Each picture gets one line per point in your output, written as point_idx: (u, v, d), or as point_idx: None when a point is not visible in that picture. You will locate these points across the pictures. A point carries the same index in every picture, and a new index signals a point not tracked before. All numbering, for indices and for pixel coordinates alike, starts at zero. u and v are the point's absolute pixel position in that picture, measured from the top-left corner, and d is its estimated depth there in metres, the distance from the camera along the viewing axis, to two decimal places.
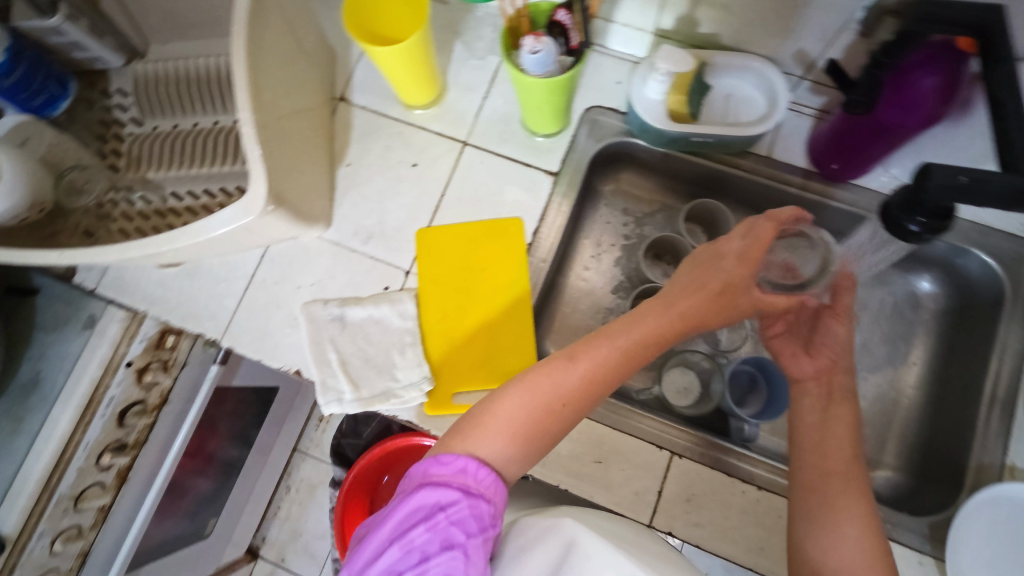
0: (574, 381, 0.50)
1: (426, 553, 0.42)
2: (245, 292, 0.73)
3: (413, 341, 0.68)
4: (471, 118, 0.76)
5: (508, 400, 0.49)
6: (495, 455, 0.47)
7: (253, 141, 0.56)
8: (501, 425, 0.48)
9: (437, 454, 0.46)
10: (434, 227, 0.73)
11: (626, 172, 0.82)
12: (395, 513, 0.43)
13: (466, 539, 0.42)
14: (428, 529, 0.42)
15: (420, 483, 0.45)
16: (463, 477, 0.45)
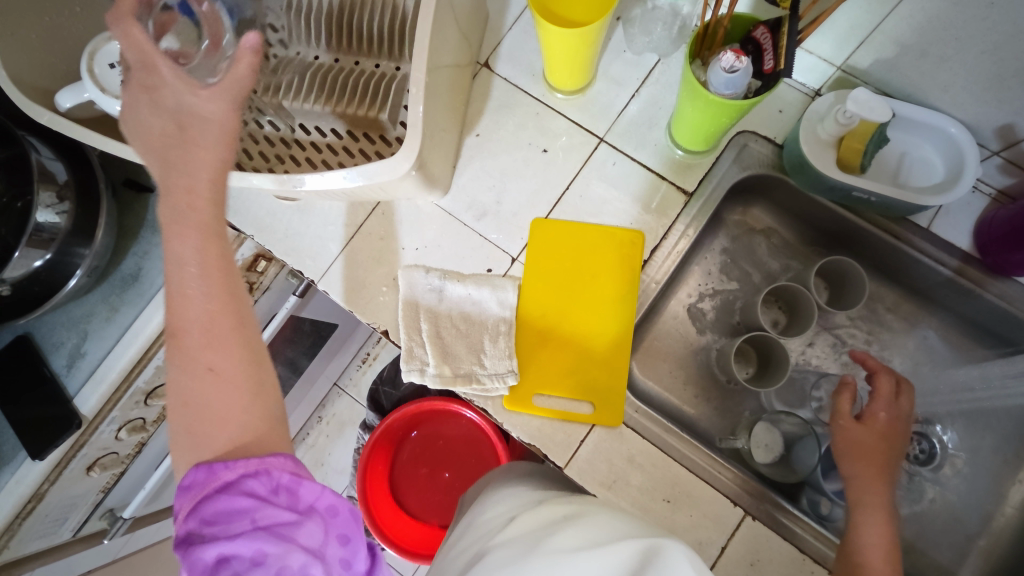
0: (197, 292, 0.45)
1: (214, 538, 0.40)
2: (350, 240, 0.72)
3: (508, 331, 0.67)
4: (614, 114, 0.72)
5: (179, 363, 0.44)
6: (224, 425, 0.44)
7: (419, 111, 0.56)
8: (196, 406, 0.44)
9: (177, 483, 0.43)
10: (551, 220, 0.70)
11: (757, 206, 0.76)
12: (197, 537, 0.40)
13: (263, 517, 0.41)
14: (213, 537, 0.40)
15: (183, 505, 0.42)
16: (251, 466, 0.42)
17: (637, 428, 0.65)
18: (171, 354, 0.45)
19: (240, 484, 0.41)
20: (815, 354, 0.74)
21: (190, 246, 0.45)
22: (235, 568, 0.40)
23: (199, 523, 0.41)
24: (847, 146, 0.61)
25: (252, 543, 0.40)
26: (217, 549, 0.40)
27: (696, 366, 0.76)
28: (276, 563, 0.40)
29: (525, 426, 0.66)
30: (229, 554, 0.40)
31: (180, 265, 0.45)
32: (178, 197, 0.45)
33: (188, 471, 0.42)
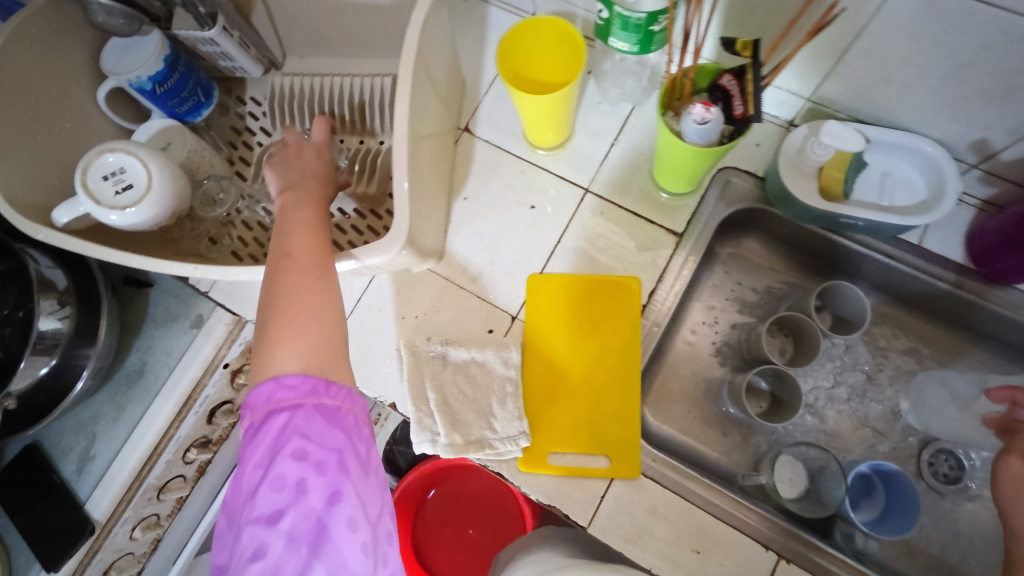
0: (312, 242, 0.55)
1: (304, 459, 0.44)
2: (350, 315, 0.72)
3: (515, 392, 0.66)
4: (597, 164, 0.74)
5: (293, 277, 0.52)
6: (317, 340, 0.50)
7: (406, 203, 0.56)
8: (299, 315, 0.50)
9: (275, 378, 0.47)
10: (546, 275, 0.71)
11: (749, 238, 0.77)
12: (289, 450, 0.45)
13: (347, 459, 0.46)
14: (303, 457, 0.44)
15: (282, 407, 0.46)
16: (347, 406, 0.48)
17: (657, 477, 0.64)
18: (283, 271, 0.52)
19: (335, 420, 0.47)
20: (827, 379, 0.73)
21: (311, 215, 0.57)
22: (311, 501, 0.44)
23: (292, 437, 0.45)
24: (829, 176, 0.61)
25: (332, 479, 0.45)
26: (302, 470, 0.44)
27: (708, 403, 0.75)
28: (349, 508, 0.45)
29: (542, 487, 0.64)
30: (311, 484, 0.44)
31: (300, 223, 0.56)
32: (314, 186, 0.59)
33: (292, 373, 0.47)
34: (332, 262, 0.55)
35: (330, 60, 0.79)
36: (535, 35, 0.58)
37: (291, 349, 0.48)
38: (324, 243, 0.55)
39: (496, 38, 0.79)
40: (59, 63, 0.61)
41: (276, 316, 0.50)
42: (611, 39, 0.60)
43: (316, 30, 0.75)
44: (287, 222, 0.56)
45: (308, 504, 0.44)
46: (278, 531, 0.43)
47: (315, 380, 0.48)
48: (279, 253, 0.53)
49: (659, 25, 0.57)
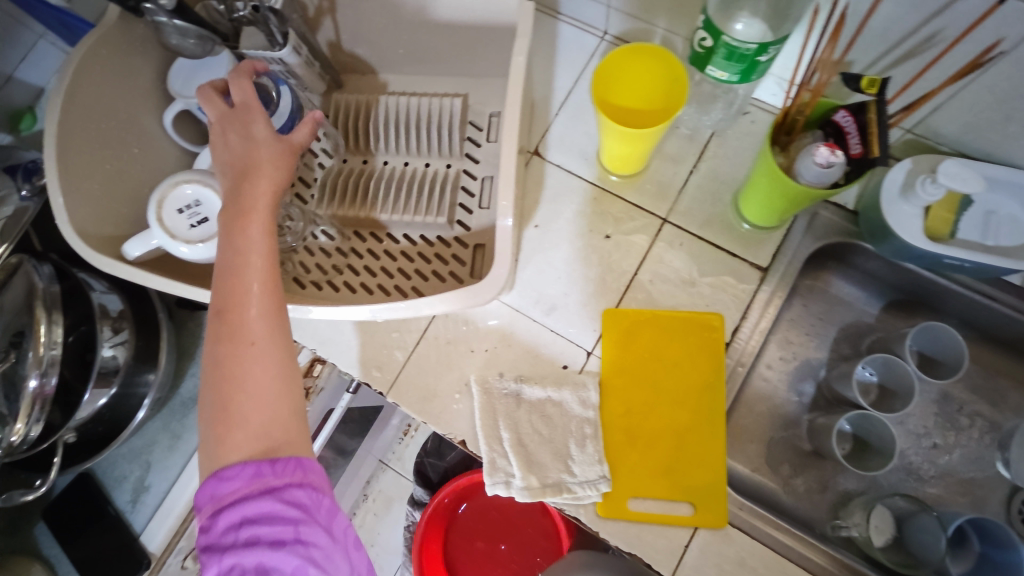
0: (259, 290, 0.48)
1: (259, 548, 0.42)
2: (417, 346, 0.69)
3: (594, 434, 0.63)
4: (675, 192, 0.71)
5: (233, 346, 0.47)
6: (264, 420, 0.46)
7: (509, 245, 0.54)
8: (241, 393, 0.46)
9: (218, 473, 0.45)
10: (623, 310, 0.68)
11: (829, 271, 0.74)
12: (238, 542, 0.43)
13: (304, 534, 0.44)
14: (256, 545, 0.43)
15: (226, 502, 0.44)
16: (297, 479, 0.45)
17: (744, 526, 0.61)
18: (224, 338, 0.47)
19: (287, 495, 0.44)
20: (915, 422, 0.70)
21: (255, 251, 0.49)
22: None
23: (239, 527, 0.43)
24: (937, 217, 0.60)
25: (291, 561, 0.43)
26: (258, 556, 0.42)
27: (786, 443, 0.72)
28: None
29: (624, 534, 0.61)
30: (271, 569, 0.43)
31: (244, 266, 0.49)
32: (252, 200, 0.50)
33: (234, 464, 0.45)
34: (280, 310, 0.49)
35: (394, 77, 0.76)
36: (623, 76, 0.57)
37: (235, 436, 0.45)
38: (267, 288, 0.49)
39: (566, 56, 0.75)
40: (126, 89, 0.59)
41: (223, 390, 0.46)
42: (710, 67, 0.57)
43: (382, 47, 0.72)
44: (232, 265, 0.49)
45: None
46: None
47: (260, 463, 0.44)
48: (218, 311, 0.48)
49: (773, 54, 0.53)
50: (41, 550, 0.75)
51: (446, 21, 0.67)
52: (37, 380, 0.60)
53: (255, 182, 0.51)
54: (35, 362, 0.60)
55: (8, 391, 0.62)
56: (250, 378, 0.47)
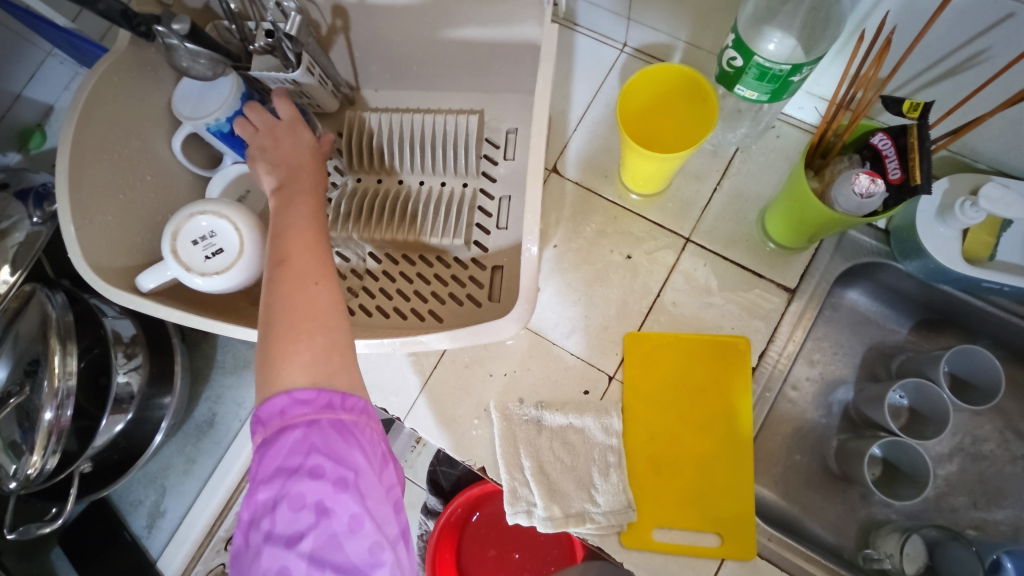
0: (308, 240, 0.48)
1: (324, 480, 0.39)
2: (434, 370, 0.68)
3: (618, 462, 0.62)
4: (698, 210, 0.69)
5: (288, 283, 0.45)
6: (321, 348, 0.43)
7: (531, 273, 0.52)
8: (298, 321, 0.43)
9: (287, 392, 0.41)
10: (646, 334, 0.66)
11: (857, 289, 0.72)
12: (304, 469, 0.39)
13: (365, 478, 0.40)
14: (320, 477, 0.39)
15: (295, 423, 0.40)
16: (363, 422, 0.42)
17: (772, 557, 0.60)
18: (277, 278, 0.45)
19: (354, 434, 0.41)
20: (946, 447, 0.68)
21: (305, 213, 0.50)
22: (333, 525, 0.38)
23: (303, 454, 0.39)
24: (976, 242, 0.58)
25: (354, 502, 0.39)
26: (321, 492, 0.39)
27: (814, 465, 0.70)
28: (372, 533, 0.39)
29: (649, 566, 0.60)
30: (333, 506, 0.39)
31: (295, 222, 0.49)
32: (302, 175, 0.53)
33: (305, 387, 0.41)
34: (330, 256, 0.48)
35: (409, 93, 0.74)
36: (637, 95, 0.56)
37: (295, 364, 0.42)
38: (317, 238, 0.48)
39: (584, 70, 0.73)
40: (137, 117, 0.58)
41: (275, 331, 0.43)
42: (738, 86, 0.55)
43: (396, 63, 0.70)
44: (282, 223, 0.49)
45: (331, 528, 0.38)
46: (298, 557, 0.38)
47: (326, 397, 0.41)
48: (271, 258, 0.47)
49: (803, 74, 0.51)
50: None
51: (463, 39, 0.65)
52: (53, 412, 0.60)
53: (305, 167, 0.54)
54: (51, 394, 0.60)
55: (23, 421, 0.62)
56: (310, 309, 0.44)
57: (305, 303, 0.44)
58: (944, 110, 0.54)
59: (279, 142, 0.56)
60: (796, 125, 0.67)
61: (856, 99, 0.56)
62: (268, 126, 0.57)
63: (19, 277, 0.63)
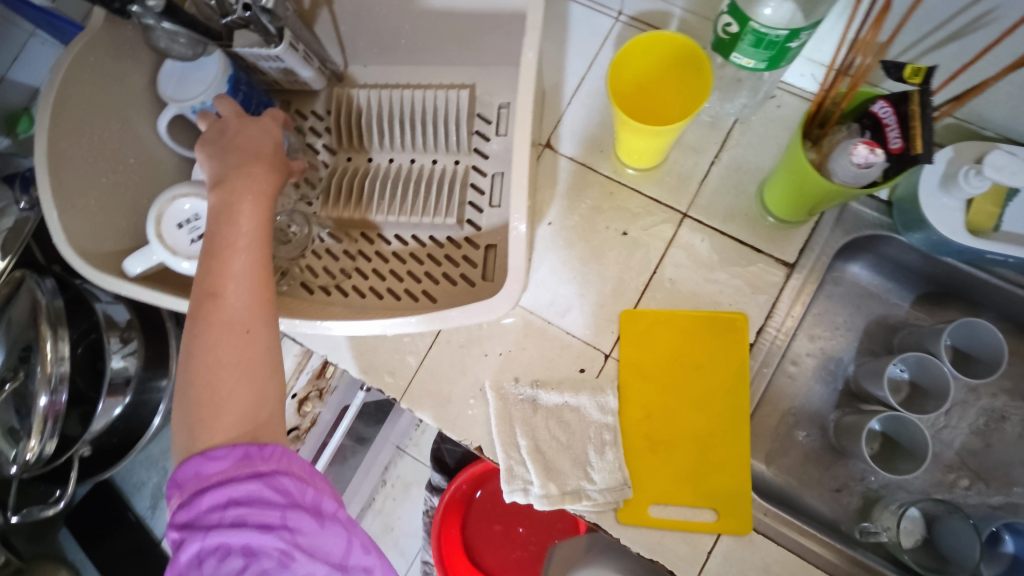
0: (244, 275, 0.47)
1: (247, 529, 0.40)
2: (429, 350, 0.68)
3: (613, 440, 0.62)
4: (696, 184, 0.67)
5: (218, 332, 0.45)
6: (247, 407, 0.44)
7: (521, 251, 0.51)
8: (228, 375, 0.44)
9: (203, 453, 0.42)
10: (643, 312, 0.65)
11: (858, 262, 0.71)
12: (225, 522, 0.40)
13: (290, 516, 0.42)
14: (242, 527, 0.40)
15: (211, 481, 0.42)
16: (285, 464, 0.43)
17: (769, 532, 0.60)
18: (209, 321, 0.45)
19: (274, 477, 0.42)
20: (947, 421, 0.67)
21: (246, 235, 0.48)
22: (263, 566, 0.40)
23: (222, 508, 0.41)
24: (982, 212, 0.56)
25: (282, 542, 0.41)
26: (246, 539, 0.40)
27: (813, 439, 0.70)
28: (304, 568, 0.41)
29: (645, 541, 0.60)
30: (260, 550, 0.40)
31: (234, 249, 0.47)
32: (250, 193, 0.50)
33: (223, 444, 0.42)
34: (269, 297, 0.47)
35: (398, 68, 0.72)
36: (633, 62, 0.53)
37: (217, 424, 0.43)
38: (258, 278, 0.47)
39: (578, 40, 0.71)
40: (117, 97, 0.56)
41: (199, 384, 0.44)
42: (734, 54, 0.53)
43: (383, 36, 0.69)
44: (221, 246, 0.47)
45: (262, 570, 0.40)
46: None
47: (245, 448, 0.43)
48: (205, 292, 0.46)
49: (800, 40, 0.49)
50: (65, 555, 0.77)
51: (451, 10, 0.63)
52: (48, 397, 0.60)
53: (254, 173, 0.51)
54: (44, 380, 0.60)
55: (20, 406, 0.63)
56: (235, 364, 0.45)
57: (232, 357, 0.45)
58: (949, 75, 0.52)
59: (233, 152, 0.53)
60: (796, 93, 0.65)
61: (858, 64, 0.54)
62: (226, 131, 0.54)
63: (9, 263, 0.63)
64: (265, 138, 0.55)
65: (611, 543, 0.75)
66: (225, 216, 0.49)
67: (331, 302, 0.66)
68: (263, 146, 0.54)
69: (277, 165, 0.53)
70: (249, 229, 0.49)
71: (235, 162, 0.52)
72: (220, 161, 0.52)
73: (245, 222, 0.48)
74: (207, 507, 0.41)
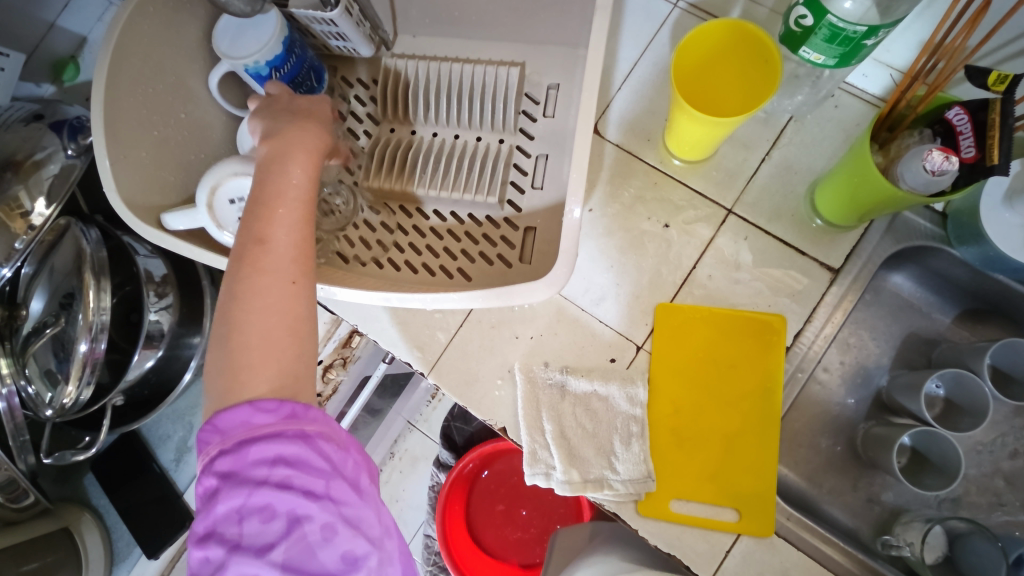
0: (294, 226, 0.47)
1: (293, 490, 0.41)
2: (460, 328, 0.68)
3: (640, 432, 0.61)
4: (743, 180, 0.66)
5: (265, 280, 0.45)
6: (287, 360, 0.45)
7: (572, 236, 0.50)
8: (270, 325, 0.45)
9: (251, 405, 0.42)
10: (679, 306, 0.64)
11: (900, 273, 0.69)
12: (272, 481, 0.41)
13: (336, 484, 0.42)
14: (289, 488, 0.41)
15: (259, 435, 0.42)
16: (330, 431, 0.44)
17: (790, 537, 0.59)
18: (254, 268, 0.45)
19: (321, 443, 0.43)
20: (979, 441, 0.66)
21: (298, 188, 0.48)
22: (305, 531, 0.40)
23: (269, 468, 0.41)
24: None
25: (325, 510, 0.41)
26: (290, 502, 0.40)
27: (838, 448, 0.69)
28: (344, 539, 0.41)
29: (663, 535, 0.60)
30: (304, 514, 0.41)
31: (285, 200, 0.48)
32: (302, 152, 0.50)
33: (269, 397, 0.43)
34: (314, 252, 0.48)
35: (448, 41, 0.71)
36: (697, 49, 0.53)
37: (257, 376, 0.44)
38: (305, 234, 0.47)
39: (635, 24, 0.69)
40: (172, 50, 0.56)
41: (241, 331, 0.44)
42: (804, 48, 0.52)
43: (438, 7, 0.67)
44: (273, 196, 0.48)
45: (303, 535, 0.40)
46: (272, 564, 0.40)
47: (292, 406, 0.43)
48: (251, 239, 0.46)
49: (875, 40, 0.47)
50: (88, 498, 0.80)
51: None
52: (87, 344, 0.61)
53: (308, 130, 0.52)
54: (85, 327, 0.61)
55: (59, 351, 0.64)
56: (279, 314, 0.45)
57: (277, 307, 0.45)
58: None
59: (287, 114, 0.53)
60: (857, 94, 0.63)
61: (935, 68, 0.52)
62: (279, 99, 0.55)
63: (54, 210, 0.63)
64: (318, 106, 0.55)
65: (622, 532, 0.75)
66: (277, 169, 0.49)
67: (367, 273, 0.66)
68: (315, 111, 0.55)
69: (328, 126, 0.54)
70: (300, 184, 0.49)
71: (289, 122, 0.52)
72: (275, 120, 0.53)
73: (298, 175, 0.49)
74: (253, 462, 0.41)
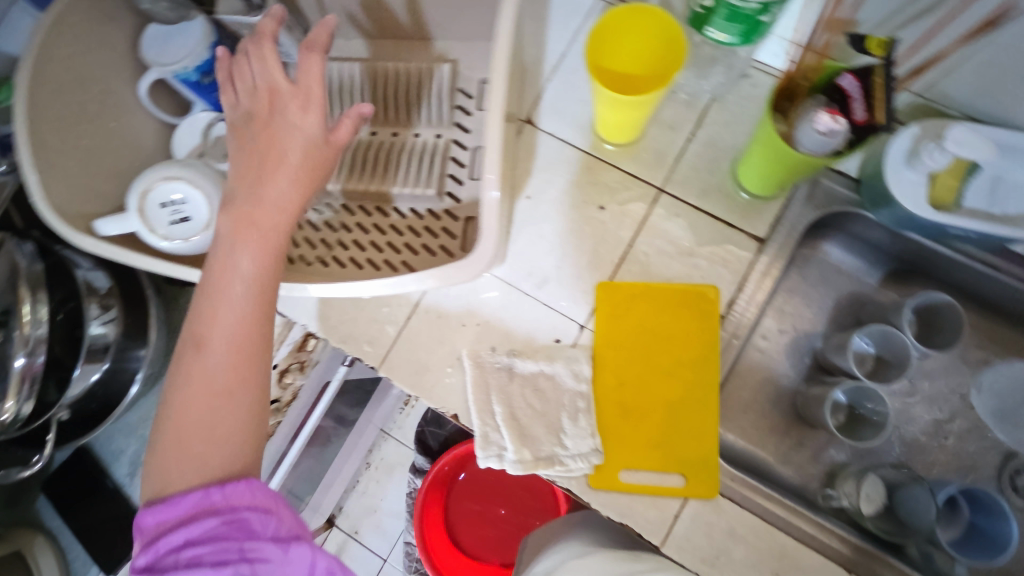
0: (236, 324, 0.46)
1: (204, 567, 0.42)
2: (408, 320, 0.69)
3: (587, 408, 0.63)
4: (671, 160, 0.68)
5: (206, 381, 0.46)
6: (228, 450, 0.46)
7: (495, 216, 0.52)
8: (212, 425, 0.45)
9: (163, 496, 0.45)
10: (618, 283, 0.67)
11: (826, 240, 0.73)
12: (183, 563, 0.43)
13: (251, 547, 0.43)
14: (200, 565, 0.42)
15: (170, 525, 0.44)
16: (242, 498, 0.45)
17: (735, 497, 0.62)
18: (195, 371, 0.46)
19: (234, 513, 0.44)
20: (911, 394, 0.69)
21: (237, 278, 0.47)
22: None
23: (182, 546, 0.43)
24: (941, 187, 0.58)
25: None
26: None
27: (781, 412, 0.72)
28: None
29: (615, 506, 0.62)
30: None
31: (224, 294, 0.47)
32: (239, 236, 0.47)
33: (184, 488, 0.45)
34: (259, 346, 0.47)
35: (381, 42, 0.73)
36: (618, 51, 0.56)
37: (191, 467, 0.45)
38: (246, 330, 0.47)
39: (560, 17, 0.72)
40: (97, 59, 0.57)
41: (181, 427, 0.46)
42: (708, 28, 0.55)
43: (366, 9, 0.69)
44: (212, 291, 0.47)
45: None
46: None
47: (205, 487, 0.44)
48: (192, 343, 0.46)
49: (767, 16, 0.50)
50: (43, 522, 0.78)
51: None
52: (24, 359, 0.61)
53: (248, 198, 0.48)
54: (22, 342, 0.60)
55: None
56: (218, 416, 0.45)
57: (218, 409, 0.45)
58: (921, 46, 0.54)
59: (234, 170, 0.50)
60: (771, 72, 0.67)
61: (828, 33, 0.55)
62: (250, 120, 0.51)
63: None
64: (280, 140, 0.49)
65: (587, 517, 0.77)
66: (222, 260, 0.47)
67: (311, 271, 0.67)
68: (269, 153, 0.49)
69: (272, 179, 0.49)
70: (239, 275, 0.47)
71: (230, 195, 0.50)
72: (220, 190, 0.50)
73: (237, 265, 0.47)
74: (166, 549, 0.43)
